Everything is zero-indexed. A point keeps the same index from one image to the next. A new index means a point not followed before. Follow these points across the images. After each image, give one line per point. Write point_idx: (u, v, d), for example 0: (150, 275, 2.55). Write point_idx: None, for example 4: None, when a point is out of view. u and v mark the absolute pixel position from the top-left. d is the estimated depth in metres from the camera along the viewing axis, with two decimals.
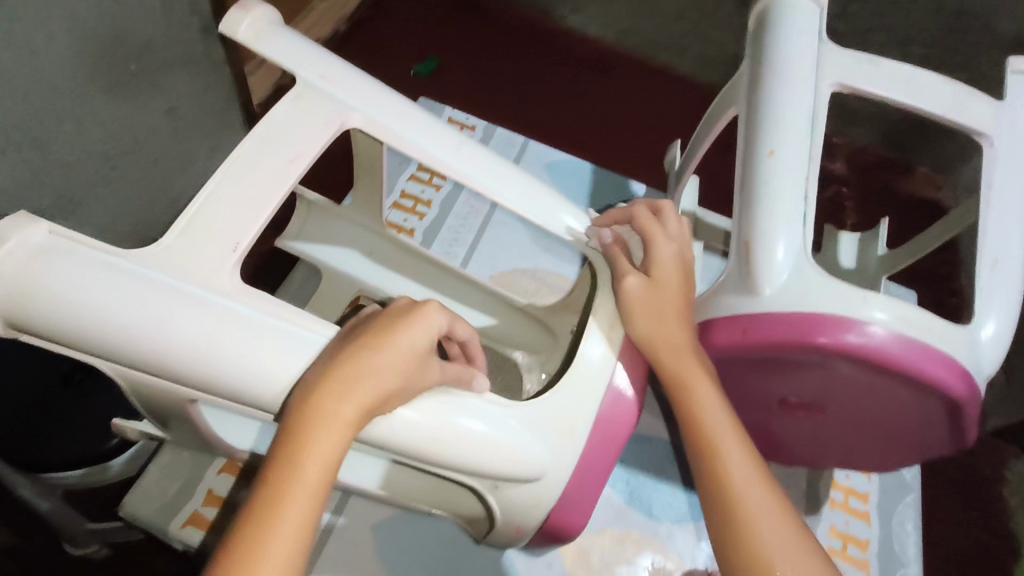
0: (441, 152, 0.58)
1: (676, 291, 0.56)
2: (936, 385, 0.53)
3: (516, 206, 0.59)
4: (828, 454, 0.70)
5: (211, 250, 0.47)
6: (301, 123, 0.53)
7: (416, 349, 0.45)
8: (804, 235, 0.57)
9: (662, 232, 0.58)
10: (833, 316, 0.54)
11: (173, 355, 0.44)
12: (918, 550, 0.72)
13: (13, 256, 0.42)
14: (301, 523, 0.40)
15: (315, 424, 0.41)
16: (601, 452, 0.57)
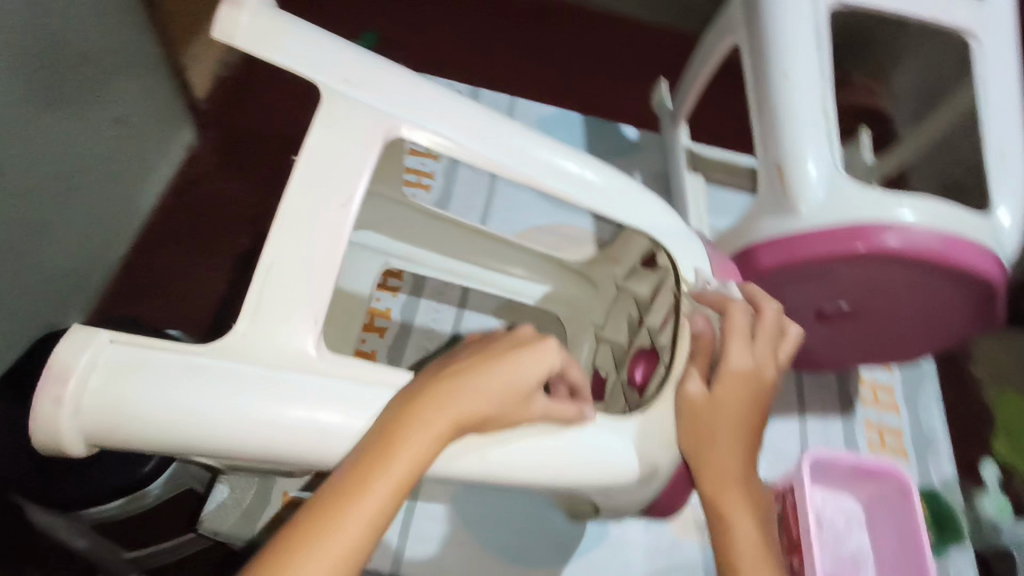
0: (497, 153, 0.51)
1: (738, 409, 0.50)
2: (969, 269, 0.57)
3: (593, 205, 0.54)
4: (862, 357, 0.75)
5: (288, 326, 0.42)
6: (346, 146, 0.46)
7: (524, 386, 0.43)
8: (832, 151, 0.60)
9: (748, 346, 0.51)
10: (871, 223, 0.57)
11: (278, 449, 0.40)
12: (943, 426, 0.79)
13: (83, 382, 0.38)
14: (367, 528, 0.37)
15: (409, 424, 0.39)
16: None
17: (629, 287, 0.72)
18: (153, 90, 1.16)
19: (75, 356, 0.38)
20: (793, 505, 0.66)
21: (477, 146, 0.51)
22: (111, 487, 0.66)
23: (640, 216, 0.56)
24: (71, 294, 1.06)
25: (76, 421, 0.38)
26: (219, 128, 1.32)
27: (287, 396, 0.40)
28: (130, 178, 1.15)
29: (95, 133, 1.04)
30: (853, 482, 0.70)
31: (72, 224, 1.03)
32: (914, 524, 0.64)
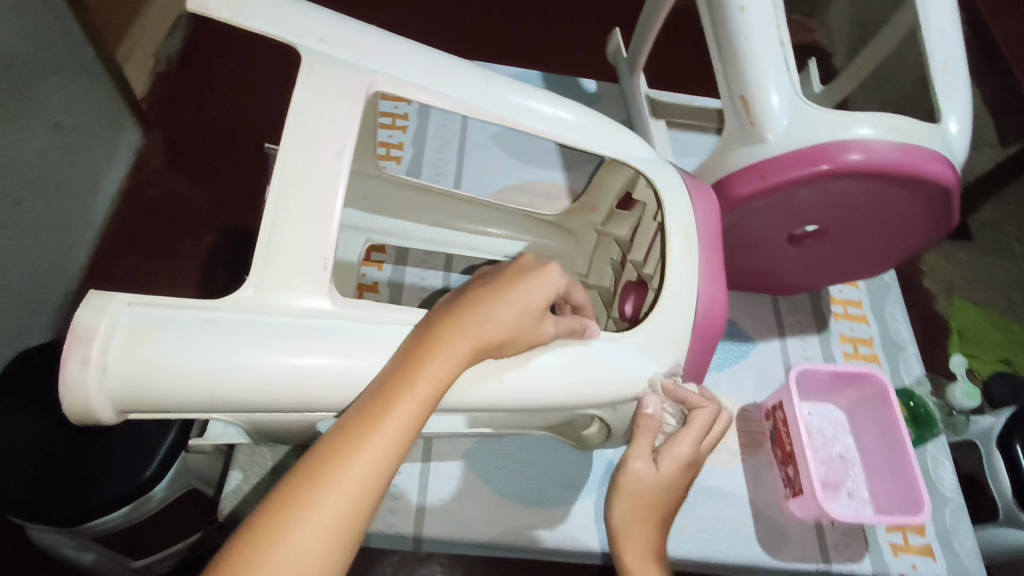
0: (471, 98, 0.53)
1: (667, 497, 0.51)
2: (925, 174, 0.61)
3: (564, 138, 0.57)
4: (833, 274, 0.79)
5: (301, 276, 0.43)
6: (330, 104, 0.48)
7: (536, 305, 0.45)
8: (789, 77, 0.64)
9: (693, 432, 0.52)
10: (831, 143, 0.61)
11: (307, 392, 0.42)
12: (909, 332, 0.85)
13: (107, 346, 0.38)
14: (394, 446, 0.37)
15: (429, 350, 0.41)
16: (699, 355, 0.56)
17: (610, 231, 0.76)
18: (91, 91, 1.13)
19: (97, 320, 0.38)
20: (783, 419, 0.71)
21: (456, 95, 0.53)
22: (117, 492, 0.66)
23: (611, 145, 0.59)
24: (37, 310, 1.03)
25: (105, 385, 0.38)
26: (167, 125, 1.30)
27: (311, 336, 0.42)
28: (80, 186, 1.12)
29: (37, 140, 1.01)
30: (836, 390, 0.75)
31: (28, 237, 1.01)
32: (893, 422, 0.69)
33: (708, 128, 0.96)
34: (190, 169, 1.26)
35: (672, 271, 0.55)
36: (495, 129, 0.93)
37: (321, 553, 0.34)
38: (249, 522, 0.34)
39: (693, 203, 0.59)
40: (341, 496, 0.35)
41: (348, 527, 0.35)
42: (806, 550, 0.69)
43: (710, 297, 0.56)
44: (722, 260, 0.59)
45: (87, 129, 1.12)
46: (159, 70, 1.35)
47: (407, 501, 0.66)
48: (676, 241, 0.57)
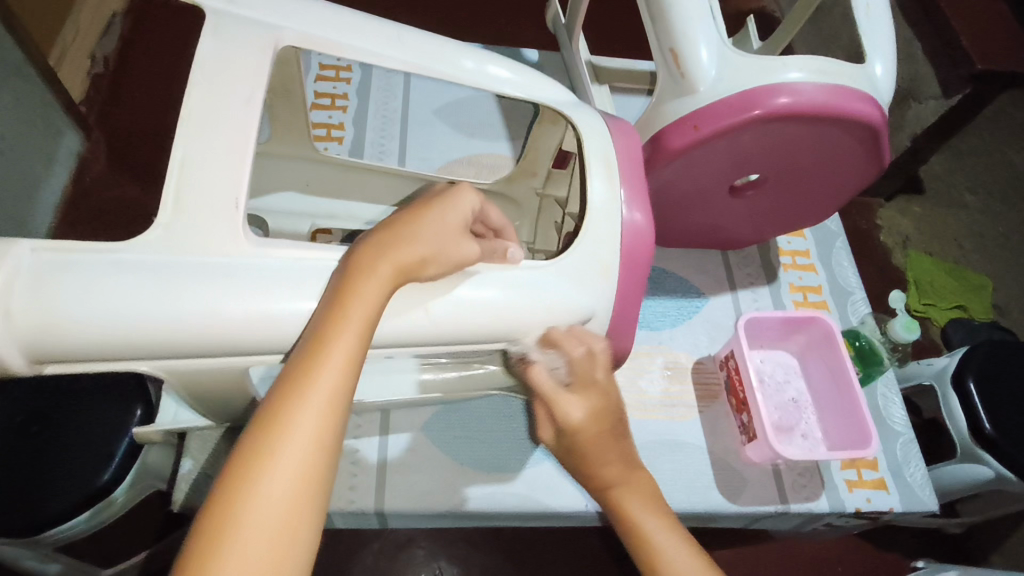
0: (376, 46, 0.57)
1: (600, 440, 0.56)
2: (855, 113, 0.62)
3: (468, 80, 0.62)
4: (774, 224, 0.80)
5: (212, 216, 0.44)
6: (241, 60, 0.50)
7: (452, 225, 0.48)
8: (716, 27, 0.64)
9: (570, 395, 0.57)
10: (759, 88, 0.61)
11: (224, 329, 0.43)
12: (857, 278, 0.87)
13: (10, 290, 0.39)
14: (348, 360, 0.41)
15: (356, 283, 0.43)
16: (634, 286, 0.59)
17: (550, 193, 0.79)
18: (20, 95, 1.09)
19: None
20: (735, 368, 0.72)
21: (366, 44, 0.57)
22: (74, 500, 0.65)
23: (523, 88, 0.65)
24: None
25: (11, 329, 0.39)
26: (107, 129, 1.26)
27: (229, 276, 0.43)
28: (14, 195, 1.08)
29: None
30: (785, 336, 0.76)
31: None
32: (839, 361, 0.71)
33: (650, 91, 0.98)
34: (135, 168, 1.23)
35: (594, 204, 0.57)
36: (437, 104, 0.92)
37: (300, 481, 0.37)
38: (224, 472, 0.37)
39: (613, 136, 0.63)
40: (307, 421, 0.38)
41: (320, 454, 0.38)
42: (764, 493, 0.70)
43: (633, 223, 0.59)
44: (645, 190, 0.62)
45: (20, 135, 1.09)
46: (95, 71, 1.31)
47: (367, 478, 0.66)
48: (596, 169, 0.59)
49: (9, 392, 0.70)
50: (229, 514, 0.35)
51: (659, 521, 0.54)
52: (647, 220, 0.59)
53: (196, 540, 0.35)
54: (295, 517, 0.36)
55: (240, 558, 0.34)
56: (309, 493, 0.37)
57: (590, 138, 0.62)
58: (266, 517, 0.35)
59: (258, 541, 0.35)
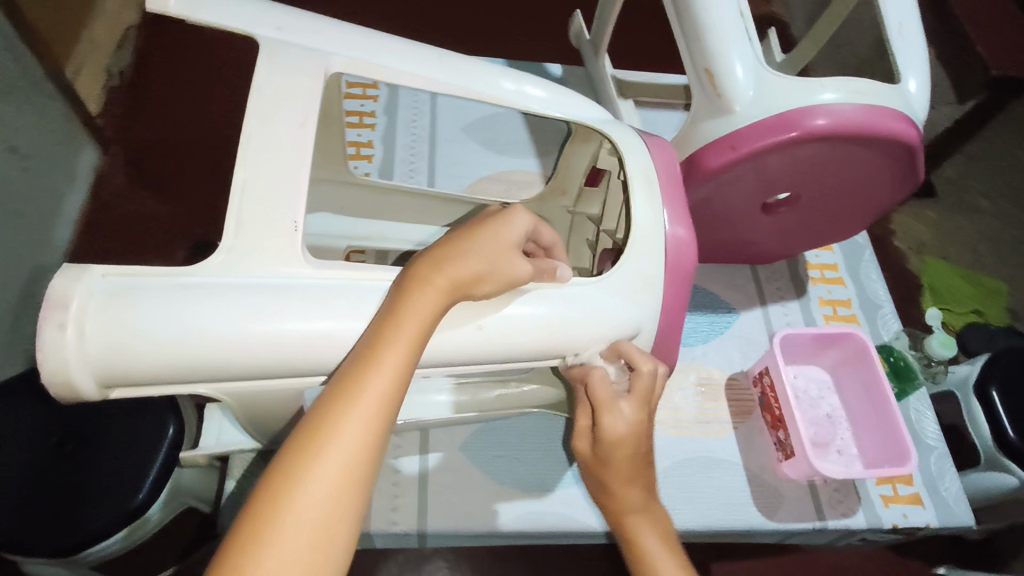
0: (423, 71, 0.58)
1: (624, 463, 0.54)
2: (893, 133, 0.62)
3: (508, 100, 0.63)
4: (805, 240, 0.80)
5: (272, 237, 0.45)
6: (299, 92, 0.51)
7: (507, 243, 0.48)
8: (752, 49, 0.65)
9: (614, 402, 0.53)
10: (795, 110, 0.62)
11: (288, 349, 0.43)
12: (886, 291, 0.87)
13: (84, 316, 0.40)
14: (395, 376, 0.40)
15: (409, 293, 0.43)
16: (676, 300, 0.59)
17: (582, 211, 0.80)
18: (43, 113, 1.10)
19: (73, 286, 0.40)
20: (771, 386, 0.72)
21: (412, 70, 0.58)
22: (113, 520, 0.66)
23: (564, 108, 0.65)
24: (7, 344, 0.99)
25: (85, 355, 0.40)
26: (125, 142, 1.27)
27: (286, 296, 0.44)
28: (38, 211, 1.08)
29: None
30: (818, 351, 0.76)
31: None
32: (875, 378, 0.71)
33: (675, 105, 0.99)
34: (154, 184, 1.23)
35: (638, 221, 0.58)
36: (465, 121, 0.93)
37: (341, 486, 0.36)
38: (269, 470, 0.37)
39: (650, 151, 0.64)
40: (348, 433, 0.38)
41: (364, 462, 0.37)
42: (802, 509, 0.70)
43: (676, 238, 0.59)
44: (683, 203, 0.62)
45: (44, 151, 1.09)
46: (112, 84, 1.32)
47: (408, 498, 0.66)
48: (638, 188, 0.60)
49: (42, 412, 0.70)
50: (270, 512, 0.35)
51: (667, 543, 0.53)
52: (689, 233, 0.60)
53: (235, 535, 0.35)
54: (332, 522, 0.36)
55: (275, 559, 0.34)
56: (348, 499, 0.36)
57: (630, 158, 0.62)
58: (305, 519, 0.35)
59: (294, 541, 0.34)
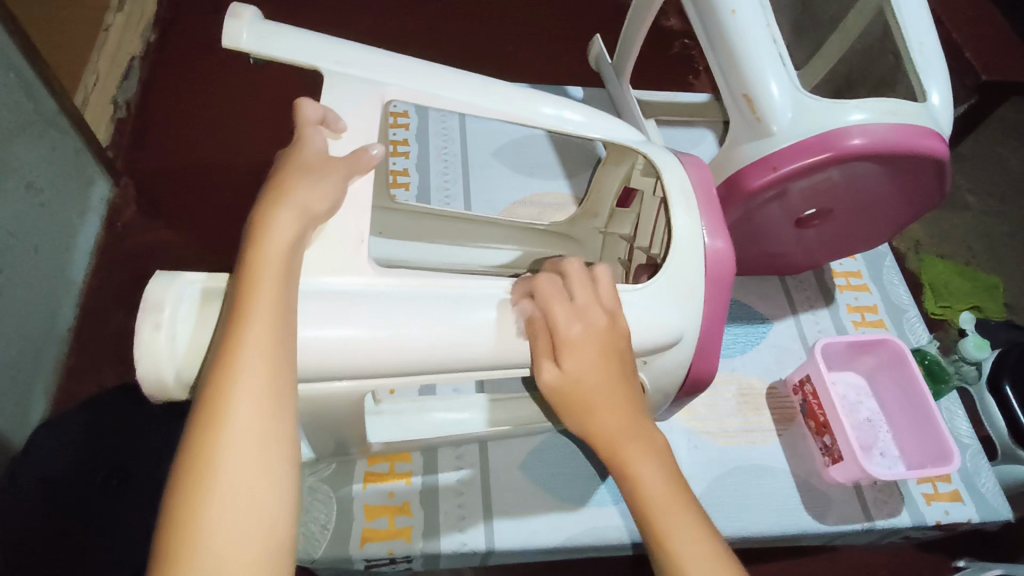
0: (483, 99, 0.60)
1: (603, 382, 0.52)
2: (923, 149, 0.66)
3: (556, 124, 0.63)
4: (832, 249, 0.83)
5: (350, 256, 0.48)
6: (374, 124, 0.54)
7: (314, 162, 0.48)
8: (788, 72, 0.68)
9: (570, 308, 0.52)
10: (830, 132, 0.65)
11: (380, 359, 0.47)
12: (908, 295, 0.91)
13: (174, 317, 0.43)
14: (271, 309, 0.41)
15: (268, 236, 0.43)
16: (720, 306, 0.58)
17: (614, 231, 0.78)
18: (57, 144, 1.03)
19: (165, 292, 0.43)
20: (813, 392, 0.75)
21: (470, 99, 0.60)
22: None
23: (606, 128, 0.65)
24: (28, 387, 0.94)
25: (175, 358, 0.43)
26: (136, 172, 1.20)
27: (358, 306, 0.47)
28: (56, 246, 1.03)
29: (11, 204, 0.93)
30: (853, 358, 0.79)
31: (15, 311, 0.93)
32: (914, 381, 0.74)
33: (695, 123, 1.01)
34: (169, 213, 1.16)
35: (678, 234, 0.58)
36: (495, 145, 0.95)
37: (263, 423, 0.39)
38: (190, 433, 0.39)
39: (688, 171, 0.63)
40: (245, 372, 0.39)
41: (269, 371, 0.40)
42: (850, 511, 0.73)
43: (715, 248, 0.59)
44: (722, 215, 0.62)
45: (61, 183, 1.04)
46: (120, 115, 1.25)
47: (474, 517, 0.68)
48: (677, 205, 0.59)
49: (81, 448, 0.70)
50: (202, 466, 0.37)
51: (662, 473, 0.51)
52: (728, 245, 0.59)
53: (175, 495, 0.37)
54: (263, 455, 0.38)
55: (223, 499, 0.37)
56: (269, 431, 0.39)
57: (669, 172, 0.62)
58: (238, 460, 0.38)
59: (237, 479, 0.37)
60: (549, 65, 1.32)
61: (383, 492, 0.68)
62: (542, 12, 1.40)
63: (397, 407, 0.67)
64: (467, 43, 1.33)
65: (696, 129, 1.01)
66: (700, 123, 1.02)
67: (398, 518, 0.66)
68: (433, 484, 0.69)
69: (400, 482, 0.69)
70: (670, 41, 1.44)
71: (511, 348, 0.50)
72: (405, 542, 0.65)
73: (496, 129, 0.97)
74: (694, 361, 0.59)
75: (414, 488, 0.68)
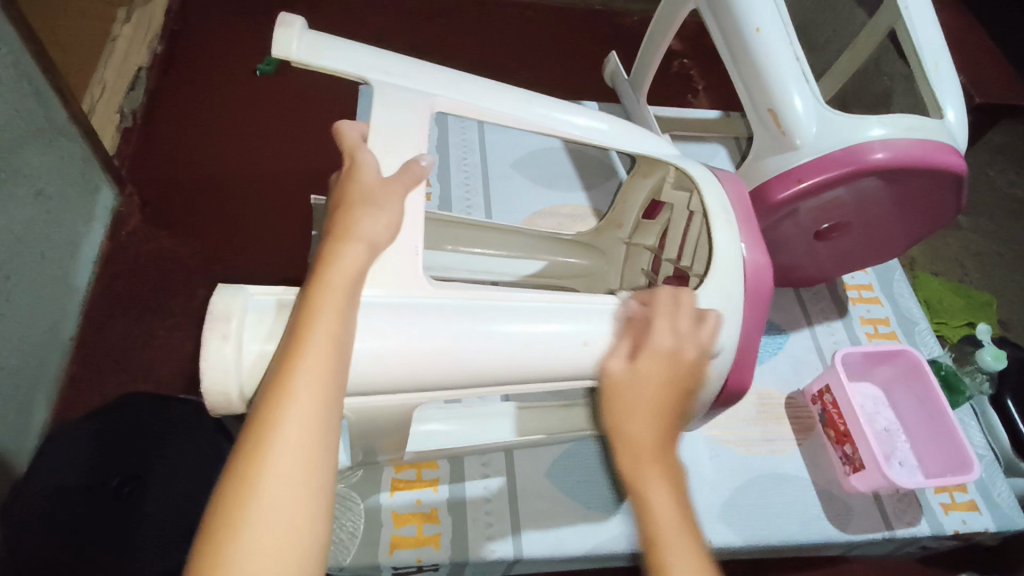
0: (523, 110, 0.61)
1: (656, 396, 0.49)
2: (943, 165, 0.68)
3: (594, 137, 0.64)
4: (849, 264, 0.84)
5: (403, 263, 0.49)
6: (420, 131, 0.55)
7: (376, 182, 0.49)
8: (812, 89, 0.70)
9: (670, 323, 0.52)
10: (855, 146, 0.67)
11: (435, 364, 0.48)
12: (918, 308, 0.93)
13: (240, 327, 0.44)
14: (331, 334, 0.41)
15: (333, 260, 0.44)
16: (754, 318, 0.60)
17: (638, 242, 0.80)
18: (65, 152, 1.00)
19: (231, 302, 0.44)
20: (833, 403, 0.76)
21: (511, 109, 0.61)
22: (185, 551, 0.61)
23: (639, 142, 0.66)
24: (29, 396, 0.91)
25: (239, 368, 0.43)
26: (143, 181, 1.17)
27: (412, 316, 0.47)
28: (62, 254, 1.00)
29: (20, 211, 0.90)
30: (871, 370, 0.81)
31: (20, 320, 0.90)
32: (932, 393, 0.76)
33: (708, 138, 1.04)
34: (175, 222, 1.13)
35: (716, 245, 0.59)
36: (513, 157, 0.97)
37: (312, 444, 0.38)
38: (240, 446, 0.38)
39: (721, 184, 0.65)
40: (301, 394, 0.39)
41: (324, 395, 0.40)
42: (871, 521, 0.74)
43: (751, 259, 0.60)
44: (756, 228, 0.64)
45: (69, 191, 1.01)
46: (126, 125, 1.22)
47: (501, 526, 0.67)
48: (715, 217, 0.61)
49: (92, 453, 0.64)
50: (248, 481, 0.36)
51: (676, 500, 0.44)
52: (764, 257, 0.61)
53: (213, 514, 0.36)
54: (307, 477, 0.37)
55: (266, 514, 0.35)
56: (316, 454, 0.38)
57: (704, 184, 0.64)
58: (284, 478, 0.37)
59: (280, 499, 0.36)
60: (554, 82, 1.35)
61: (410, 500, 0.68)
62: (545, 32, 1.44)
63: (424, 412, 0.68)
64: (474, 61, 1.35)
65: (708, 144, 1.03)
66: (712, 139, 1.04)
67: (426, 525, 0.66)
68: (461, 494, 0.69)
69: (428, 490, 0.69)
70: (670, 61, 1.47)
71: (557, 355, 0.51)
72: (434, 549, 0.65)
73: (514, 141, 0.98)
74: (731, 370, 0.60)
75: (441, 496, 0.68)
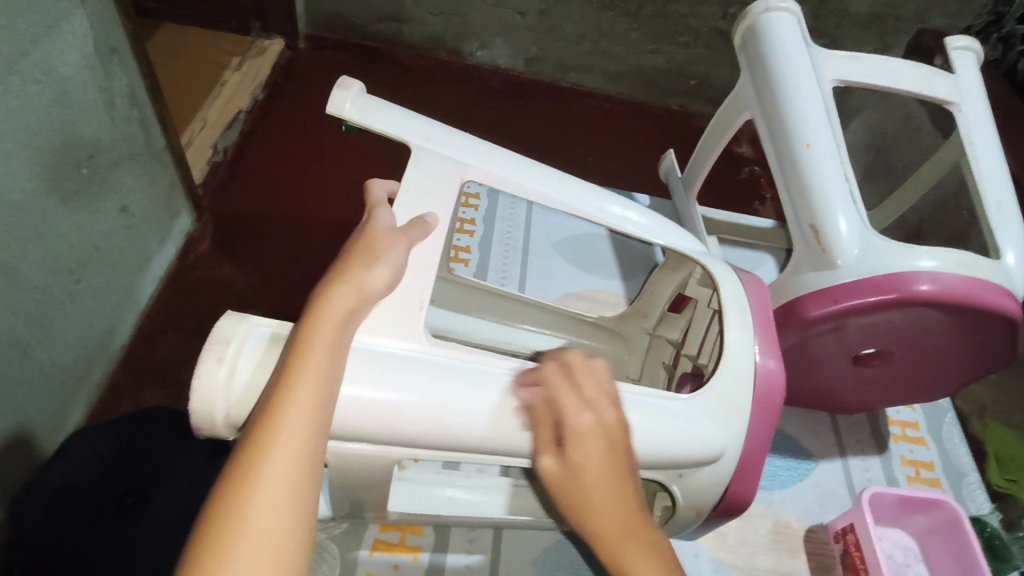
0: (555, 191, 0.63)
1: (604, 464, 0.47)
2: (994, 306, 0.65)
3: (623, 225, 0.65)
4: (887, 395, 0.79)
5: (405, 316, 0.50)
6: (450, 197, 0.57)
7: (387, 232, 0.51)
8: (858, 209, 0.69)
9: (579, 398, 0.49)
10: (898, 273, 0.65)
11: (420, 425, 0.47)
12: (970, 457, 0.86)
13: (235, 356, 0.46)
14: (320, 376, 0.42)
15: (330, 304, 0.45)
16: (763, 430, 0.57)
17: (662, 334, 0.78)
18: (156, 176, 1.06)
19: (235, 329, 0.47)
20: (856, 543, 0.70)
21: (545, 189, 0.63)
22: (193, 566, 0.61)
23: (668, 236, 0.66)
24: (68, 395, 0.93)
25: (228, 394, 0.46)
26: (216, 210, 1.24)
27: (404, 369, 0.48)
28: (131, 267, 1.04)
29: (103, 225, 0.95)
30: (903, 514, 0.74)
31: (80, 323, 0.93)
32: (970, 552, 0.68)
33: (758, 246, 1.02)
34: (237, 253, 1.19)
35: (729, 348, 0.58)
36: (556, 237, 0.98)
37: (298, 478, 0.38)
38: (223, 481, 0.37)
39: (746, 289, 0.63)
40: (287, 432, 0.39)
41: (310, 436, 0.40)
42: None
43: (767, 368, 0.58)
44: (776, 337, 0.61)
45: (151, 211, 1.07)
46: (215, 160, 1.29)
47: None
48: (732, 319, 0.59)
49: (97, 457, 0.62)
50: (231, 519, 0.36)
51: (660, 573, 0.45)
52: (780, 366, 0.59)
53: (195, 552, 0.35)
54: (292, 507, 0.37)
55: (249, 552, 0.35)
56: (301, 486, 0.38)
57: (726, 284, 0.63)
58: (268, 517, 0.36)
59: (264, 529, 0.36)
60: (616, 172, 1.38)
61: (388, 563, 0.65)
62: (612, 122, 1.49)
63: (420, 475, 0.66)
64: (539, 141, 1.41)
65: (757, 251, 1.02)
66: (762, 247, 1.02)
67: None
68: (441, 563, 0.66)
69: (406, 556, 0.66)
70: (739, 166, 1.48)
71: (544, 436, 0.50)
72: None
73: (560, 221, 1.01)
74: (732, 481, 0.58)
75: (419, 565, 0.66)
